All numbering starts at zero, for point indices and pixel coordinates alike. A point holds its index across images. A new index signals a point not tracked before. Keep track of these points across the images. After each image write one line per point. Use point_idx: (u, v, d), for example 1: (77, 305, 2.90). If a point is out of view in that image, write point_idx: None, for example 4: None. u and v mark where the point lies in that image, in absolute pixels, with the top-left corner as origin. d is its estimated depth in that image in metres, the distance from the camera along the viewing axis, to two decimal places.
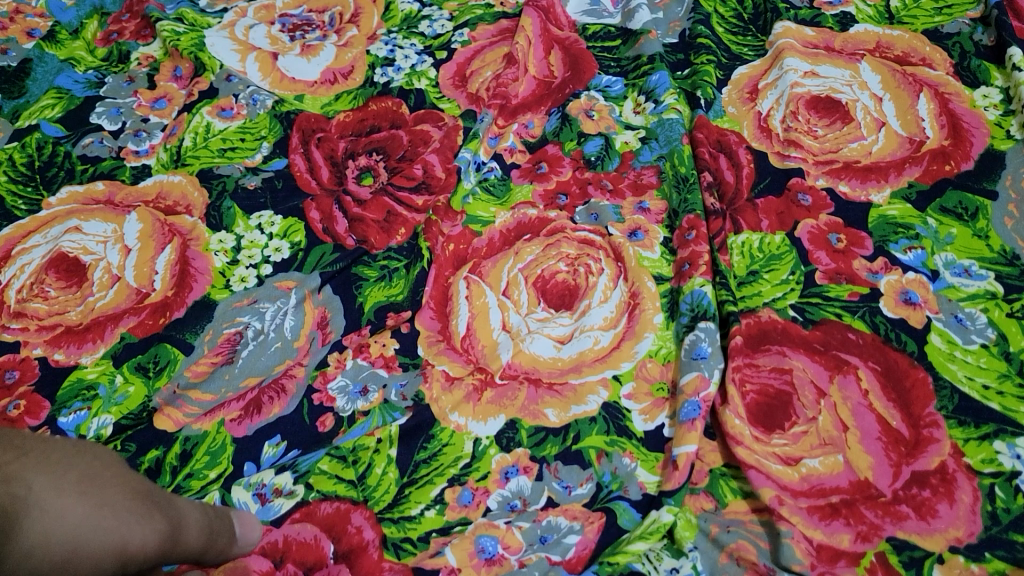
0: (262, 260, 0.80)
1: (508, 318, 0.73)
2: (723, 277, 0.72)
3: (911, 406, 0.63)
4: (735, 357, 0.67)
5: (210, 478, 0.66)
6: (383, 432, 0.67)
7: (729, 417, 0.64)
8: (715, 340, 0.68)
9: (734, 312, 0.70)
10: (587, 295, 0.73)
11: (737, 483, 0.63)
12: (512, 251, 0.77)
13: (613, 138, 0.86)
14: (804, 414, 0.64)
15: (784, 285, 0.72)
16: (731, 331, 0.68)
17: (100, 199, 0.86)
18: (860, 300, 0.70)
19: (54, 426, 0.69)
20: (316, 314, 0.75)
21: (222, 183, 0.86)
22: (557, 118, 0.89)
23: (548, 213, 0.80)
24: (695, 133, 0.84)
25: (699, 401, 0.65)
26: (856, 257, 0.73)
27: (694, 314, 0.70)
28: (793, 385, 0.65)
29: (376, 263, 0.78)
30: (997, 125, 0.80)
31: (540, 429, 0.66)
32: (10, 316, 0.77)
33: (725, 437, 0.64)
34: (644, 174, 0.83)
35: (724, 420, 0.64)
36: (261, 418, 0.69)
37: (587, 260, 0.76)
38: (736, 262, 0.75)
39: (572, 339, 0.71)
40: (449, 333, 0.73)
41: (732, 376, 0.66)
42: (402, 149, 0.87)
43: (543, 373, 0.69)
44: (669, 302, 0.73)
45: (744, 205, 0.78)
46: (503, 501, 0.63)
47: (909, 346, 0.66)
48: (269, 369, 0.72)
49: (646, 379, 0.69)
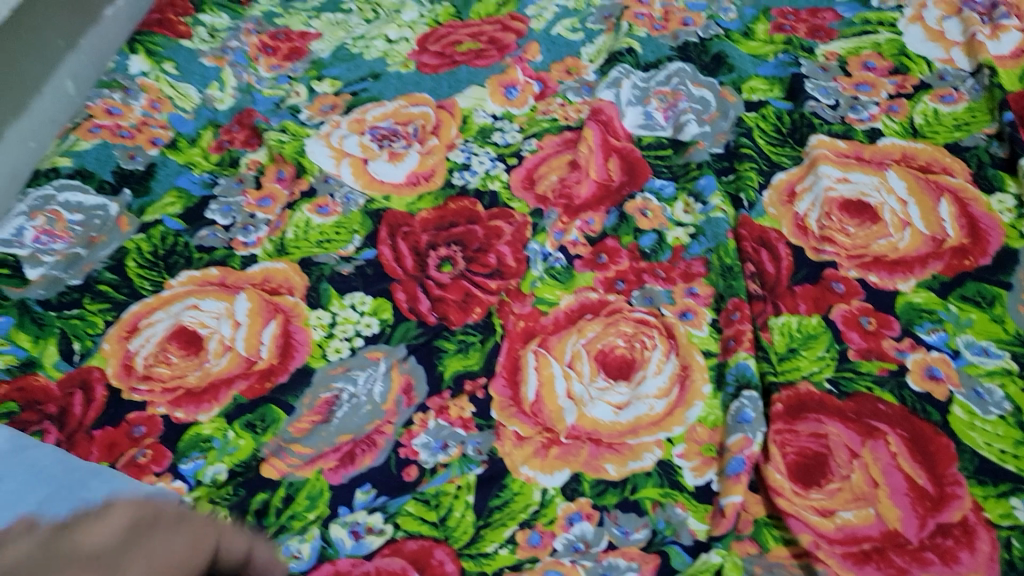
0: (354, 334, 0.91)
1: (573, 386, 0.82)
2: (765, 352, 0.81)
3: (937, 468, 0.70)
4: (776, 423, 0.75)
5: (310, 519, 0.75)
6: (462, 480, 0.76)
7: (771, 471, 0.72)
8: (758, 406, 0.76)
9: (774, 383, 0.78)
10: (643, 368, 0.83)
11: (779, 531, 0.70)
12: (575, 328, 0.87)
13: (666, 233, 0.96)
14: (839, 472, 0.71)
15: (821, 360, 0.80)
16: (773, 399, 0.77)
17: (214, 282, 0.99)
18: (889, 374, 0.78)
19: (176, 471, 0.80)
20: (401, 380, 0.86)
21: (320, 269, 0.99)
22: (616, 215, 0.99)
23: (608, 296, 0.90)
24: (739, 230, 0.94)
25: (742, 457, 0.73)
26: (885, 337, 0.81)
27: (739, 383, 0.78)
28: (830, 447, 0.73)
29: (455, 338, 0.89)
30: (1011, 226, 0.90)
31: (601, 481, 0.75)
32: (138, 379, 0.88)
33: (768, 490, 0.72)
34: (694, 264, 0.92)
35: (766, 475, 0.72)
36: (355, 467, 0.78)
37: (642, 336, 0.85)
38: (776, 340, 0.83)
39: (629, 406, 0.80)
40: (519, 399, 0.82)
41: (773, 438, 0.74)
42: (478, 242, 0.99)
43: (603, 434, 0.78)
44: (716, 373, 0.82)
45: (784, 292, 0.87)
46: (568, 543, 0.71)
47: (933, 414, 0.74)
48: (361, 427, 0.82)
49: (697, 441, 0.77)
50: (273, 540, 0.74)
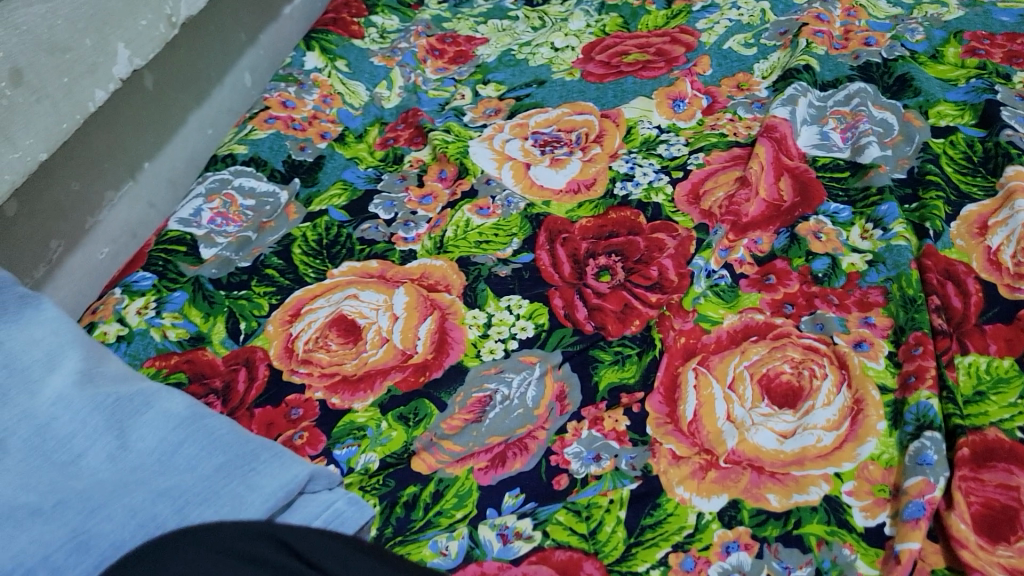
0: (509, 336, 0.91)
1: (734, 409, 0.79)
2: (950, 393, 0.75)
3: None
4: (961, 468, 0.70)
5: (457, 517, 0.75)
6: (614, 495, 0.74)
7: (955, 520, 0.67)
8: (941, 449, 0.70)
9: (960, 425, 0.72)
10: (811, 398, 0.79)
11: None
12: (739, 349, 0.84)
13: (840, 258, 0.91)
14: None
15: (1012, 407, 0.74)
16: (958, 442, 0.71)
17: (374, 274, 1.01)
18: None
19: (330, 456, 0.81)
20: (555, 387, 0.84)
21: (478, 269, 0.99)
22: (786, 237, 0.95)
23: (775, 319, 0.86)
24: (922, 260, 0.88)
25: (923, 501, 0.68)
26: None
27: (920, 423, 0.73)
28: (1021, 501, 0.67)
29: (611, 349, 0.87)
30: None
31: (762, 511, 0.71)
32: (298, 362, 0.90)
33: (949, 540, 0.67)
34: (871, 292, 0.86)
35: (949, 523, 0.67)
36: (505, 470, 0.78)
37: (811, 364, 0.81)
38: (962, 380, 0.77)
39: (795, 435, 0.76)
40: (677, 417, 0.79)
41: (958, 485, 0.69)
42: (639, 253, 0.96)
43: (766, 462, 0.74)
44: (894, 411, 0.76)
45: (971, 329, 0.81)
46: (723, 572, 0.68)
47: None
48: (512, 430, 0.81)
49: (869, 480, 0.72)
50: (421, 534, 0.74)
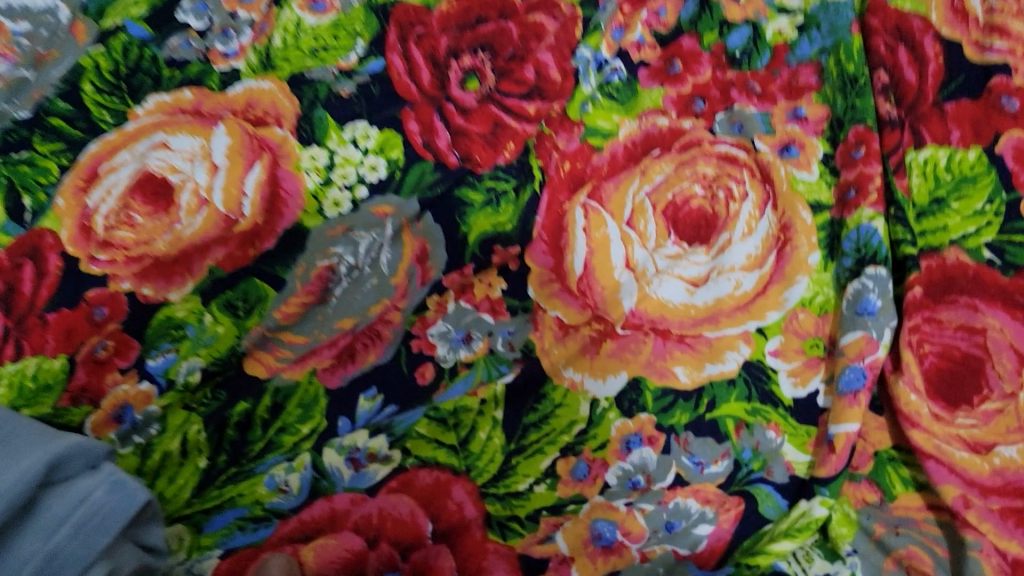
0: (356, 180, 0.62)
1: (633, 253, 0.63)
2: (901, 212, 0.59)
3: None
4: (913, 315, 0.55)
5: (304, 435, 0.60)
6: (487, 392, 0.60)
7: (903, 391, 0.54)
8: (887, 290, 0.56)
9: (914, 255, 0.57)
10: (727, 229, 0.62)
11: (910, 471, 0.55)
12: (638, 169, 0.65)
13: (763, 26, 0.66)
14: (999, 387, 0.52)
15: (979, 218, 0.57)
16: (909, 281, 0.57)
17: (179, 102, 0.60)
18: None
19: (141, 371, 0.57)
20: (414, 246, 0.63)
21: (291, 85, 0.64)
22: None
23: (682, 122, 0.67)
24: (867, 16, 0.65)
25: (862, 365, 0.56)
26: None
27: (861, 258, 0.58)
28: (987, 349, 0.53)
29: (482, 185, 0.64)
30: None
31: (668, 392, 0.57)
32: (97, 247, 0.56)
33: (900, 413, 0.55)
34: (802, 72, 0.65)
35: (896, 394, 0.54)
36: (356, 367, 0.61)
37: (727, 182, 0.63)
38: (915, 186, 0.60)
39: (708, 282, 0.60)
40: (563, 272, 0.63)
41: (908, 339, 0.55)
42: (499, 44, 0.67)
43: (673, 324, 0.59)
44: (830, 239, 0.60)
45: (929, 111, 0.61)
46: (624, 477, 0.56)
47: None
48: (365, 311, 0.62)
49: (797, 334, 0.58)
50: (258, 464, 0.59)
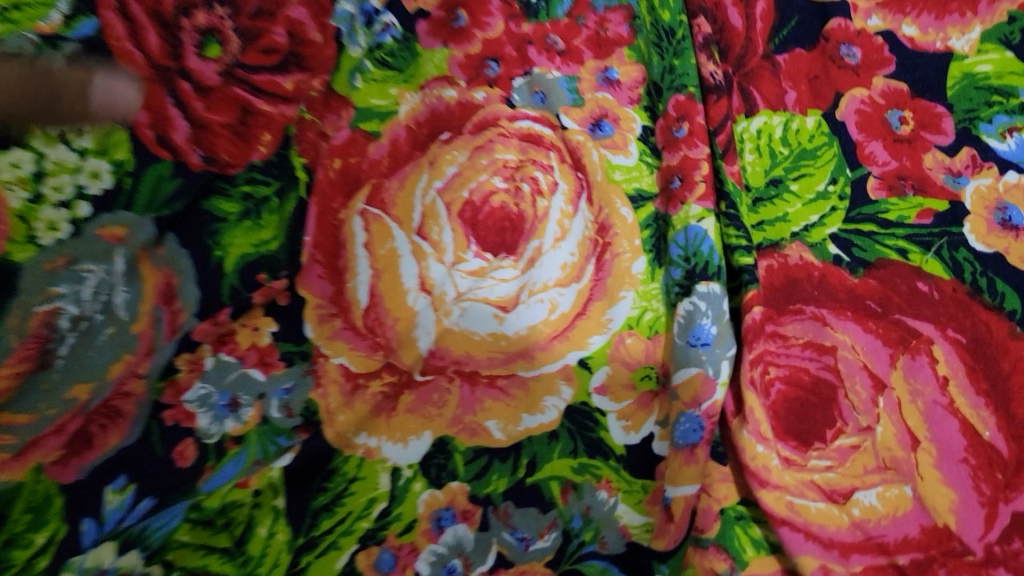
0: (74, 193, 0.45)
1: (429, 272, 0.51)
2: (735, 210, 0.48)
3: (1010, 403, 0.43)
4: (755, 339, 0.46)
5: (39, 546, 0.40)
6: (261, 480, 0.46)
7: (749, 442, 0.44)
8: (721, 313, 0.46)
9: (753, 263, 0.47)
10: (536, 232, 0.51)
11: (761, 530, 0.45)
12: (427, 158, 0.53)
13: None
14: (854, 419, 0.44)
15: (820, 204, 0.48)
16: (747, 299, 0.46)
17: None
18: (937, 223, 0.47)
19: None
20: (158, 280, 0.47)
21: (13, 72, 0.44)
22: None
23: (473, 94, 0.55)
24: None
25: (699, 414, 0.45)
26: (929, 151, 0.49)
27: (691, 268, 0.47)
28: (838, 371, 0.45)
29: (236, 192, 0.50)
30: None
31: (481, 452, 0.47)
32: None
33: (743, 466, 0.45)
34: (609, 20, 0.56)
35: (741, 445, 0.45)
36: (95, 453, 0.43)
37: (532, 172, 0.52)
38: (749, 165, 0.50)
39: (518, 306, 0.50)
40: (346, 305, 0.50)
41: (750, 376, 0.45)
42: None
43: (481, 363, 0.49)
44: (655, 240, 0.50)
45: (758, 67, 0.52)
46: (438, 564, 0.45)
47: (1017, 309, 0.45)
48: (104, 374, 0.44)
49: (626, 364, 0.48)
50: None
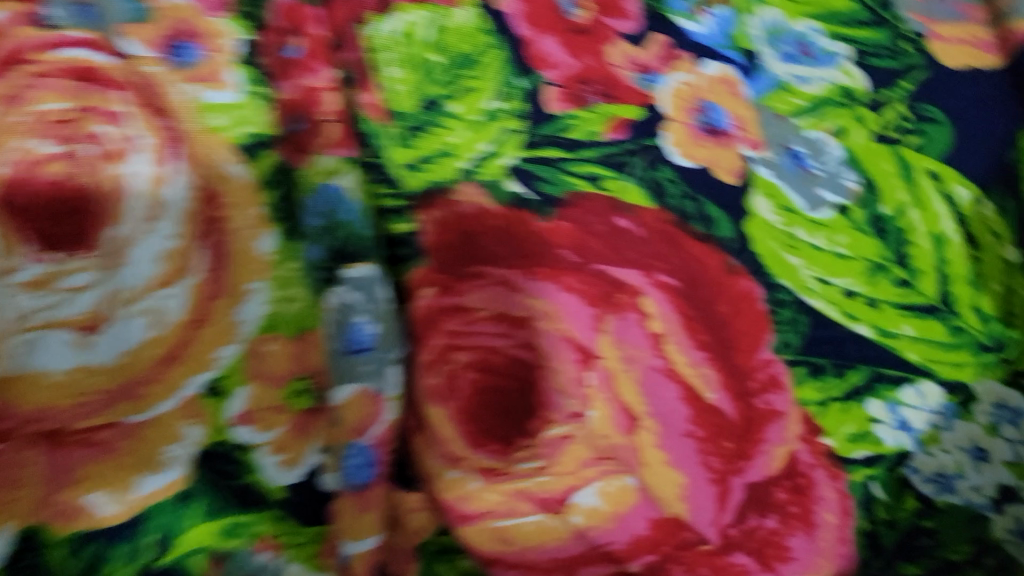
0: None
1: None
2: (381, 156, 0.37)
3: (732, 353, 0.35)
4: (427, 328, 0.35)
5: None
6: None
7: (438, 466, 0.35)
8: (379, 302, 0.36)
9: (412, 230, 0.36)
10: (114, 215, 0.33)
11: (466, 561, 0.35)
12: None
13: None
14: (564, 405, 0.35)
15: (491, 127, 0.37)
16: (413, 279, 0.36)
17: None
18: (632, 137, 0.38)
19: None
20: None
21: None
22: None
23: None
24: None
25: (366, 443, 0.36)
26: (612, 43, 0.39)
27: (336, 245, 0.36)
28: (537, 347, 0.35)
29: None
30: None
31: (86, 537, 0.33)
32: None
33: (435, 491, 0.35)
34: None
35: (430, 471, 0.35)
36: None
37: (94, 124, 0.34)
38: (395, 86, 0.38)
39: (110, 324, 0.33)
40: None
41: (429, 379, 0.35)
42: None
43: (64, 416, 0.33)
44: (284, 203, 0.36)
45: None
46: None
47: (730, 236, 0.36)
48: None
49: (271, 380, 0.35)
50: None
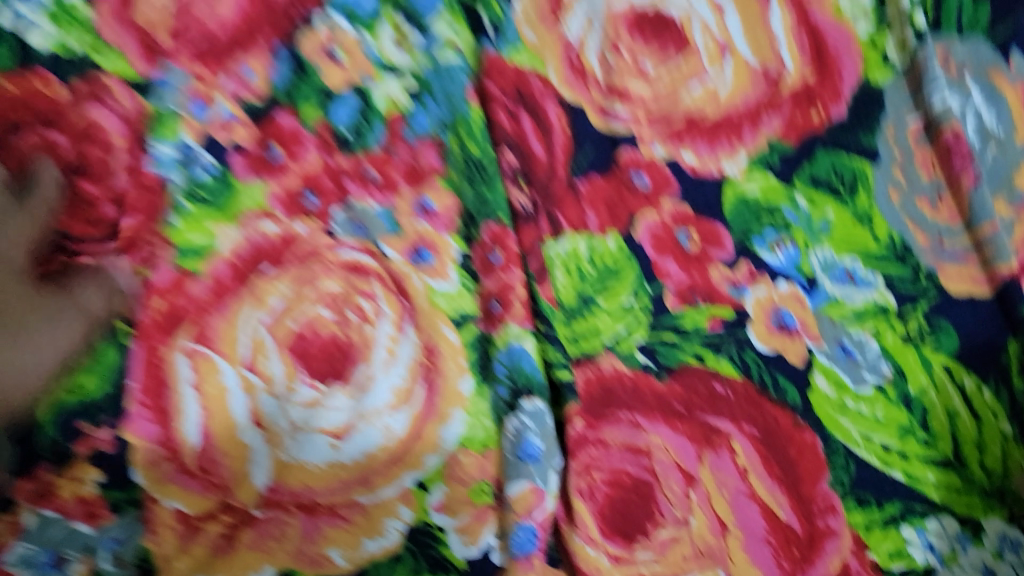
0: None
1: (258, 404, 0.50)
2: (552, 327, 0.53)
3: (798, 484, 0.49)
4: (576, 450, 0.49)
5: None
6: None
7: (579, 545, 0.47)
8: (545, 427, 0.50)
9: (572, 378, 0.51)
10: (366, 359, 0.51)
11: None
12: (248, 293, 0.52)
13: (370, 90, 0.55)
14: (671, 513, 0.48)
15: (626, 317, 0.53)
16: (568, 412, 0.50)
17: None
18: (726, 329, 0.53)
19: None
20: None
21: None
22: (287, 63, 0.54)
23: (292, 227, 0.53)
24: (484, 82, 0.56)
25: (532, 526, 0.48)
26: (714, 263, 0.55)
27: (517, 387, 0.52)
28: (654, 471, 0.49)
29: None
30: (870, 45, 0.57)
31: None
32: None
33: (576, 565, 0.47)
34: (421, 153, 0.56)
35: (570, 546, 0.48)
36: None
37: (357, 300, 0.52)
38: (560, 286, 0.54)
39: (352, 433, 0.50)
40: (176, 447, 0.49)
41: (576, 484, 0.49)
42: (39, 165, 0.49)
43: (318, 493, 0.50)
44: (481, 360, 0.53)
45: (562, 193, 0.55)
46: None
47: (798, 401, 0.51)
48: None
49: (461, 480, 0.51)
50: None
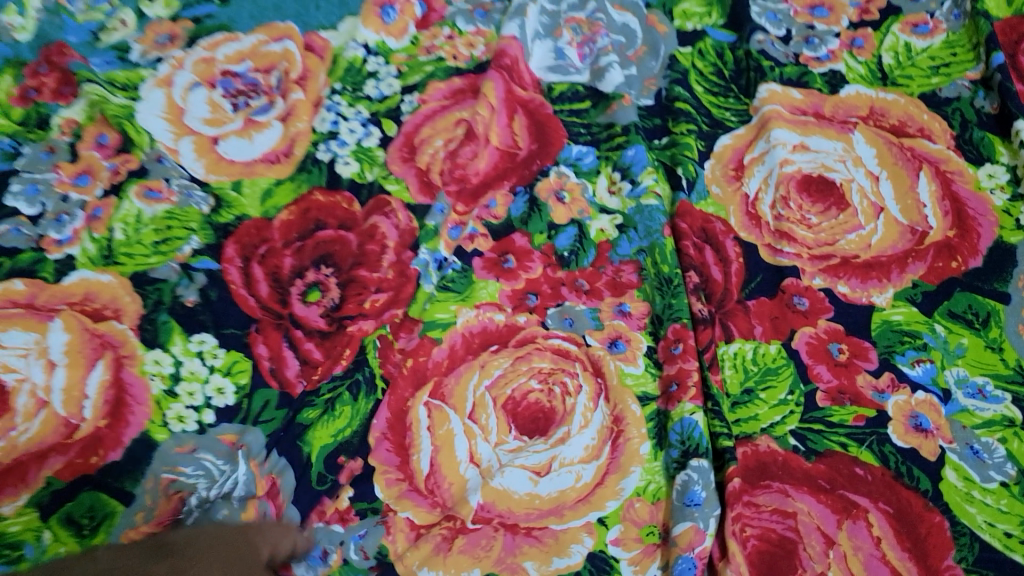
0: (203, 404, 0.62)
1: (477, 449, 0.64)
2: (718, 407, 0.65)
3: (927, 557, 0.57)
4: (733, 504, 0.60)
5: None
6: None
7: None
8: (709, 481, 0.61)
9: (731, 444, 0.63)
10: (565, 420, 0.65)
11: None
12: (478, 363, 0.67)
13: (587, 225, 0.75)
14: (812, 566, 0.57)
15: (782, 407, 0.65)
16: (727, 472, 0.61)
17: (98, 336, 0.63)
18: (869, 424, 0.63)
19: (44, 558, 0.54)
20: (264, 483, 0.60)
21: (158, 292, 0.66)
22: (524, 200, 0.76)
23: (517, 317, 0.70)
24: (677, 221, 0.74)
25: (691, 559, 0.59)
26: (861, 372, 0.65)
27: (687, 448, 0.62)
28: (799, 531, 0.58)
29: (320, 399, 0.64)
30: (1006, 212, 0.72)
31: None
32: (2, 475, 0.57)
33: None
34: (623, 270, 0.73)
35: None
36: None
37: (561, 376, 0.67)
38: (728, 379, 0.67)
39: (550, 473, 0.63)
40: (410, 471, 0.63)
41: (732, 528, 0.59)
42: (353, 259, 0.70)
43: (520, 517, 0.62)
44: (657, 429, 0.65)
45: (734, 308, 0.70)
46: None
47: (929, 488, 0.60)
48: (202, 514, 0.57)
49: (635, 522, 0.61)
50: None
